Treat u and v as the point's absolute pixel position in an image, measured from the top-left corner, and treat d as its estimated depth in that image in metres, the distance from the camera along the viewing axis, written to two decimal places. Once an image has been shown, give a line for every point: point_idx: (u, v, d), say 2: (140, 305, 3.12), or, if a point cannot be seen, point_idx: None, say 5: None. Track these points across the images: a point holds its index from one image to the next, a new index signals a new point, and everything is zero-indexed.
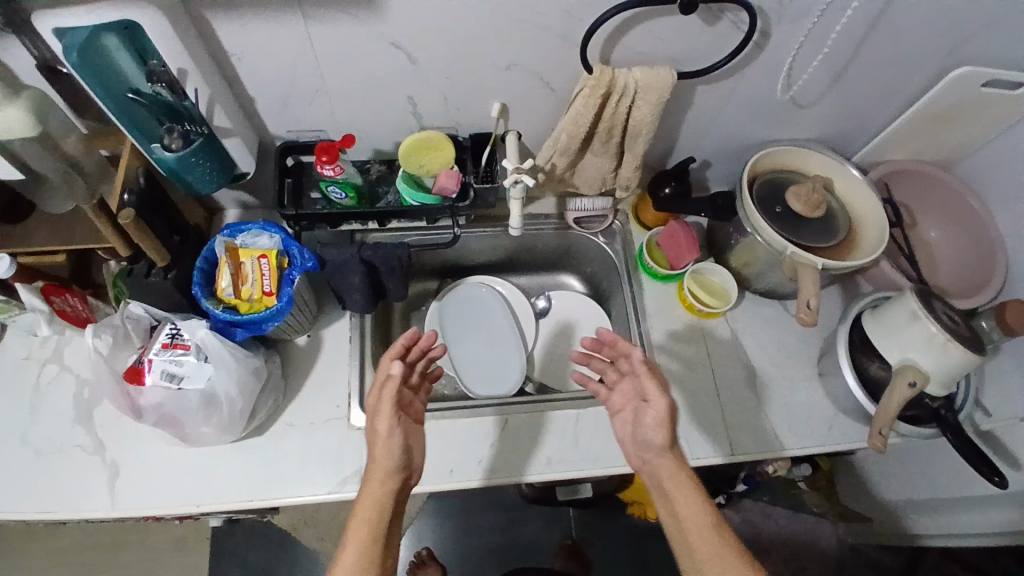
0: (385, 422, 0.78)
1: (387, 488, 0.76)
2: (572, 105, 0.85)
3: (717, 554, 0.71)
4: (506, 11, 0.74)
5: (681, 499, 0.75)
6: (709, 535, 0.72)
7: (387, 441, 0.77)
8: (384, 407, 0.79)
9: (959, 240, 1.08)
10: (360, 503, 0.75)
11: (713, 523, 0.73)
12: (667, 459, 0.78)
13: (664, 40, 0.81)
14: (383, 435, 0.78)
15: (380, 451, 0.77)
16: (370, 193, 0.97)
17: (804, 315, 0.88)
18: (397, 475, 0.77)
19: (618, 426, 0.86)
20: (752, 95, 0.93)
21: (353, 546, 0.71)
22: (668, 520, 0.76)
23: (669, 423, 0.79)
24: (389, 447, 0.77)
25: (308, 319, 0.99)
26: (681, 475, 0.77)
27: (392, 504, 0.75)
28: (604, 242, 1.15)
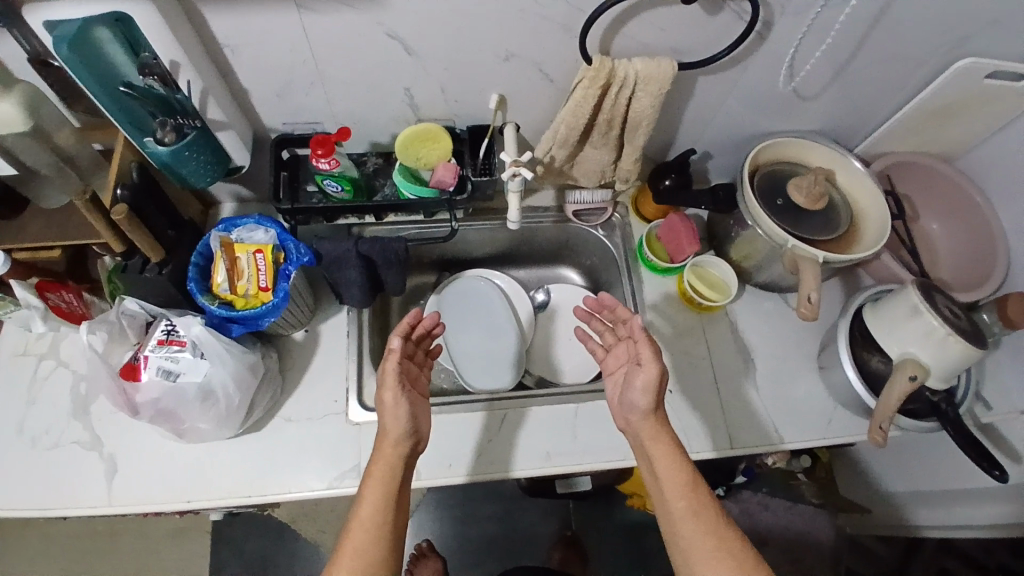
0: (392, 394, 0.81)
1: (396, 456, 0.79)
2: (571, 98, 0.84)
3: (689, 509, 0.77)
4: (506, 1, 0.73)
5: (660, 458, 0.80)
6: (684, 492, 0.77)
7: (395, 412, 0.81)
8: (389, 380, 0.82)
9: (962, 233, 1.07)
10: (371, 470, 0.78)
11: (688, 481, 0.78)
12: (649, 420, 0.82)
13: (665, 31, 0.79)
14: (390, 406, 0.81)
15: (388, 421, 0.80)
16: (366, 187, 0.96)
17: (803, 308, 0.88)
18: (405, 442, 0.81)
19: (610, 388, 0.92)
20: (754, 86, 0.91)
21: (366, 511, 0.75)
22: (649, 476, 0.82)
23: (656, 389, 0.82)
24: (397, 417, 0.80)
25: (305, 314, 0.98)
26: (662, 436, 0.81)
27: (401, 472, 0.79)
28: (604, 234, 1.14)
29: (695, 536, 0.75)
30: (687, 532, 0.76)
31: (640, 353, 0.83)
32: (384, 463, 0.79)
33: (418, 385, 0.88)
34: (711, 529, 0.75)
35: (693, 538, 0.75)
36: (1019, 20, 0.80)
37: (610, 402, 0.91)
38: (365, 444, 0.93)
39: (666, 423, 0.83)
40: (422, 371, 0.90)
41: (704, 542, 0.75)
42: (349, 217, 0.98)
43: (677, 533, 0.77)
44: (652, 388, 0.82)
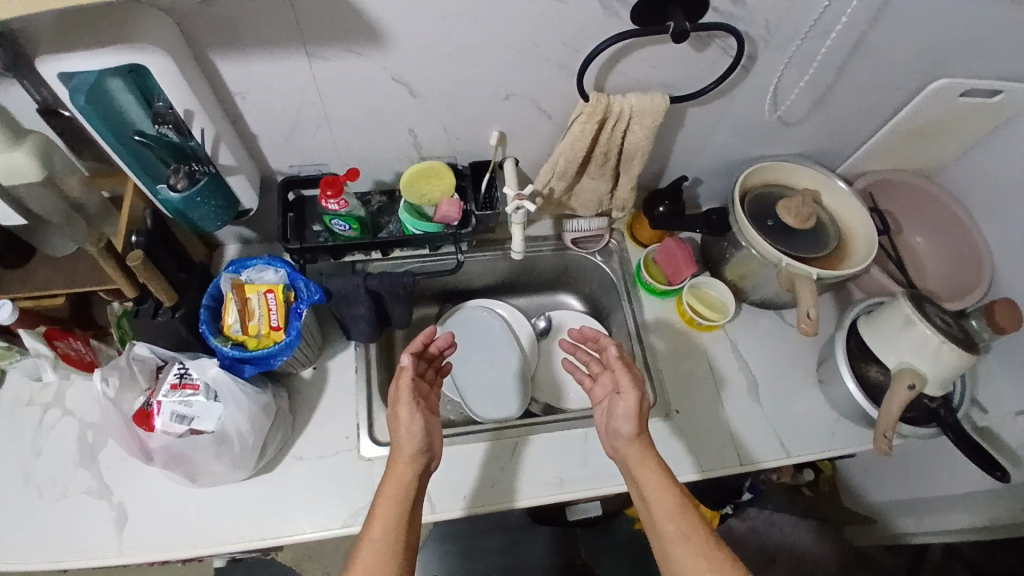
0: (406, 409, 0.83)
1: (410, 471, 0.81)
2: (570, 132, 0.88)
3: (678, 532, 0.78)
4: (507, 43, 0.77)
5: (648, 482, 0.82)
6: (673, 515, 0.79)
7: (410, 427, 0.82)
8: (404, 397, 0.83)
9: (946, 245, 1.12)
10: (384, 485, 0.80)
11: (676, 504, 0.79)
12: (635, 446, 0.85)
13: (656, 67, 0.84)
14: (404, 422, 0.83)
15: (401, 437, 0.82)
16: (372, 224, 0.98)
17: (805, 324, 0.90)
18: (419, 459, 0.82)
19: (598, 416, 0.93)
20: (740, 114, 0.96)
21: (380, 522, 0.76)
22: (638, 501, 0.84)
23: (637, 415, 0.85)
24: (411, 433, 0.82)
25: (313, 351, 0.99)
26: (645, 462, 0.83)
27: (413, 487, 0.80)
28: (602, 260, 1.16)
29: (686, 560, 0.76)
30: (678, 553, 0.77)
31: (621, 380, 0.86)
32: (396, 479, 0.80)
33: (429, 403, 0.89)
34: (699, 551, 0.76)
35: (683, 559, 0.76)
36: (983, 47, 0.86)
37: (598, 429, 0.93)
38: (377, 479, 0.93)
39: (651, 449, 0.85)
40: (432, 389, 0.92)
41: (696, 565, 0.75)
42: (354, 255, 0.99)
43: (668, 556, 0.78)
44: (633, 415, 0.85)
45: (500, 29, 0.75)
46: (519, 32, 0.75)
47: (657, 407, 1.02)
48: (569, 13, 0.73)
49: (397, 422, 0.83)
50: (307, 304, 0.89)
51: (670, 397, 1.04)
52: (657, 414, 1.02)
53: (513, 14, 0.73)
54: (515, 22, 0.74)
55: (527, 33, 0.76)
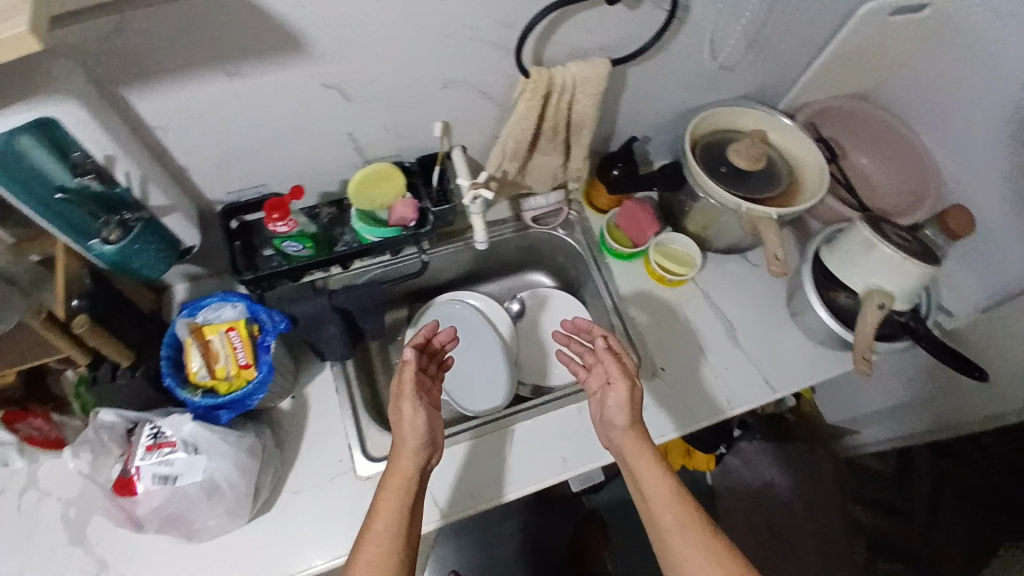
0: (409, 402, 0.82)
1: (412, 466, 0.78)
2: (516, 110, 0.85)
3: (676, 522, 0.76)
4: (438, 29, 0.73)
5: (645, 472, 0.82)
6: (670, 504, 0.78)
7: (412, 423, 0.81)
8: (407, 390, 0.83)
9: (891, 161, 1.16)
10: (386, 480, 0.77)
11: (674, 494, 0.79)
12: (629, 435, 0.85)
13: (592, 31, 0.81)
14: (408, 416, 0.82)
15: (403, 434, 0.80)
16: (326, 239, 0.93)
17: (774, 266, 0.91)
18: (423, 452, 0.80)
19: (592, 409, 0.94)
20: (680, 66, 0.95)
21: (381, 516, 0.73)
22: (636, 493, 0.83)
23: (629, 405, 0.86)
24: (415, 426, 0.81)
25: (288, 381, 0.94)
26: (641, 452, 0.83)
27: (415, 482, 0.78)
28: (565, 233, 1.15)
29: (686, 550, 0.74)
30: (676, 543, 0.75)
31: (611, 370, 0.87)
32: (399, 475, 0.78)
33: (433, 399, 0.88)
34: (698, 542, 0.74)
35: (681, 547, 0.75)
36: None
37: (594, 421, 0.94)
38: None
39: (645, 439, 0.85)
40: (435, 385, 0.91)
41: (695, 557, 0.73)
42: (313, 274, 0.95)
43: (667, 549, 0.76)
44: (626, 403, 0.85)
45: (429, 16, 0.70)
46: (448, 16, 0.71)
47: (643, 368, 1.03)
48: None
49: (402, 416, 0.82)
50: (273, 336, 0.84)
51: (654, 356, 1.05)
52: (644, 376, 1.02)
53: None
54: (443, 7, 0.70)
55: (457, 16, 0.72)
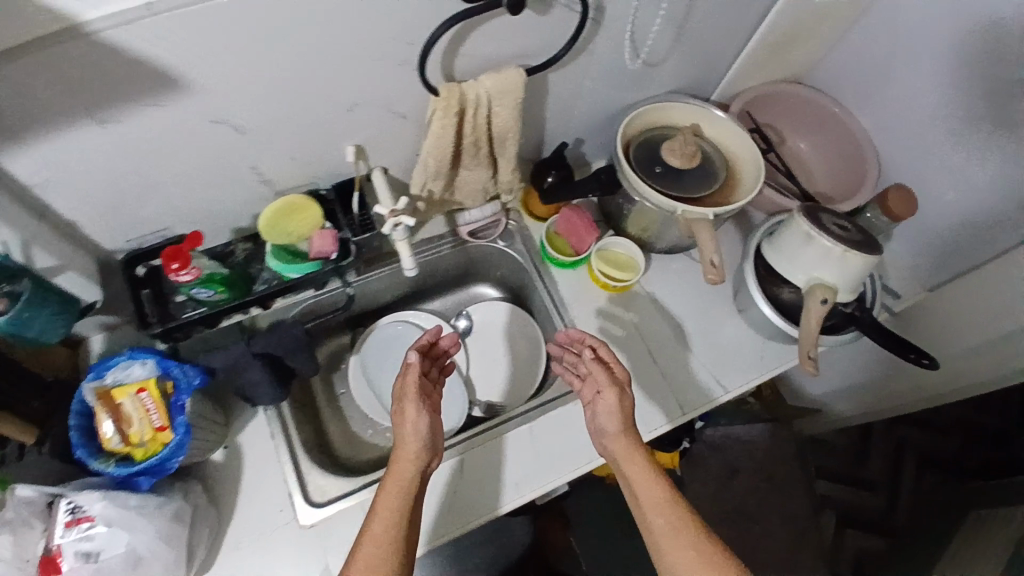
0: (412, 407, 0.81)
1: (413, 470, 0.78)
2: (430, 130, 0.79)
3: (669, 525, 0.76)
4: (331, 53, 0.67)
5: (636, 477, 0.81)
6: (663, 508, 0.78)
7: (413, 429, 0.80)
8: (410, 393, 0.82)
9: (828, 144, 1.15)
10: (387, 487, 0.76)
11: (667, 497, 0.78)
12: (622, 440, 0.84)
13: (503, 40, 0.76)
14: (410, 419, 0.81)
15: (405, 442, 0.79)
16: (240, 279, 0.86)
17: (711, 273, 0.89)
18: (422, 458, 0.79)
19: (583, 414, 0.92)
20: (604, 66, 0.91)
21: (380, 519, 0.74)
22: (628, 497, 0.83)
23: (620, 412, 0.84)
24: (417, 430, 0.80)
25: (218, 433, 0.89)
26: (634, 458, 0.82)
27: (416, 486, 0.77)
28: (506, 245, 1.10)
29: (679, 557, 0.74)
30: (667, 548, 0.75)
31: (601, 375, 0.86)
32: (396, 483, 0.76)
33: (435, 403, 0.87)
34: (690, 544, 0.74)
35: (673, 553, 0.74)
36: None
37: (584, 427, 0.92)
38: (327, 542, 0.87)
39: (638, 444, 0.84)
40: (436, 390, 0.90)
41: (686, 558, 0.73)
42: (232, 317, 0.88)
43: (659, 552, 0.76)
44: (624, 408, 0.84)
45: (318, 41, 0.65)
46: (340, 38, 0.66)
47: None
48: (389, 7, 0.65)
49: (403, 421, 0.81)
50: (187, 393, 0.79)
51: None
52: None
53: (327, 21, 0.63)
54: (332, 30, 0.64)
55: (350, 39, 0.66)
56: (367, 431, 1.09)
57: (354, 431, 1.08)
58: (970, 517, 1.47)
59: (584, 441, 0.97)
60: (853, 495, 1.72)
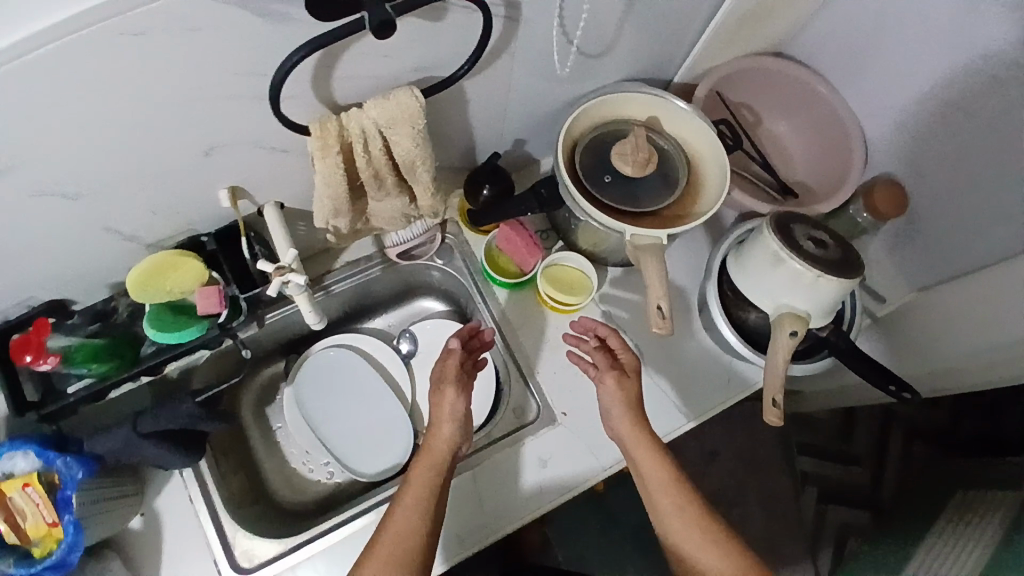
0: (451, 389, 0.82)
1: (447, 452, 0.79)
2: (314, 172, 0.66)
3: (673, 505, 0.75)
4: (155, 102, 0.54)
5: (643, 460, 0.78)
6: (670, 490, 0.76)
7: (450, 413, 0.81)
8: (450, 376, 0.83)
9: (811, 126, 1.02)
10: (415, 472, 0.77)
11: (675, 480, 0.76)
12: (628, 427, 0.79)
13: (390, 56, 0.61)
14: (448, 402, 0.81)
15: (442, 426, 0.80)
16: (127, 346, 0.77)
17: (657, 322, 0.76)
18: (452, 444, 0.80)
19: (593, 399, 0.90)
20: (532, 64, 0.76)
21: (414, 492, 0.75)
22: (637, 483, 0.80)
23: (626, 397, 0.80)
24: (452, 414, 0.80)
25: (128, 505, 0.82)
26: (643, 449, 0.78)
27: (445, 469, 0.78)
28: (444, 263, 0.99)
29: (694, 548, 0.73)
30: (677, 531, 0.74)
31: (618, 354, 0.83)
32: (424, 467, 0.78)
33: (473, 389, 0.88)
34: (700, 524, 0.74)
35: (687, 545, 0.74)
36: None
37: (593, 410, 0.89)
38: None
39: (647, 427, 0.80)
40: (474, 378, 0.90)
41: (694, 539, 0.73)
42: (123, 386, 0.79)
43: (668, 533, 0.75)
44: (631, 399, 0.80)
45: (136, 90, 0.52)
46: (160, 84, 0.52)
47: (542, 416, 0.92)
48: (212, 43, 0.51)
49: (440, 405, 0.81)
50: (73, 488, 0.71)
51: (553, 399, 0.92)
52: (543, 424, 0.91)
53: (142, 68, 0.50)
54: (143, 77, 0.51)
55: (172, 84, 0.53)
56: (306, 467, 1.01)
57: (292, 470, 1.01)
58: (956, 498, 1.34)
59: (533, 485, 0.88)
60: (839, 473, 1.59)
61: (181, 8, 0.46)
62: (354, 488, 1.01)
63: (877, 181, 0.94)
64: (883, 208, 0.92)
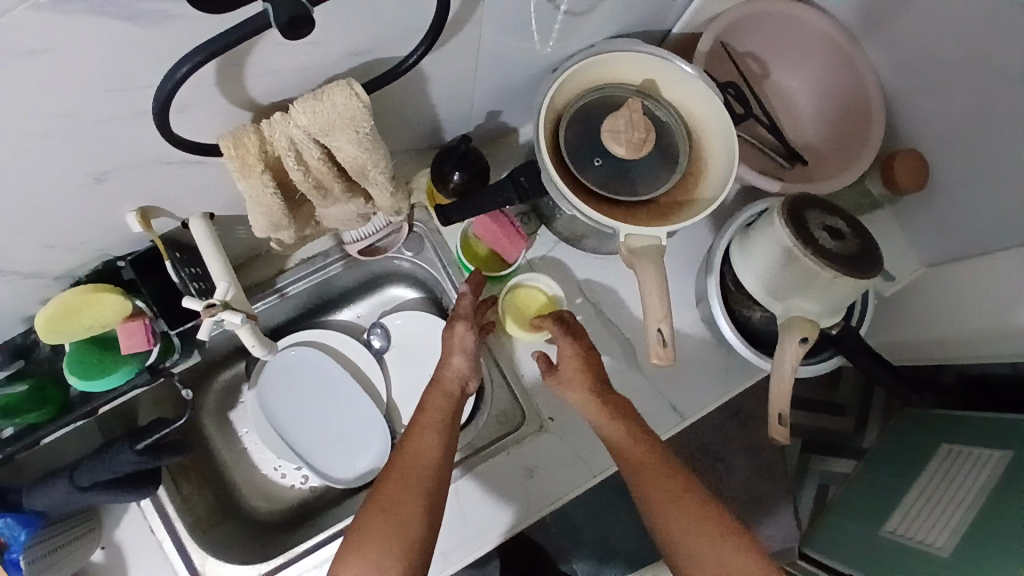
0: (463, 323, 0.73)
1: (456, 386, 0.72)
2: (241, 192, 0.55)
3: (665, 489, 0.66)
4: (12, 135, 0.42)
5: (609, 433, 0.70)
6: (658, 469, 0.67)
7: (462, 345, 0.72)
8: (464, 310, 0.75)
9: (826, 80, 0.88)
10: (421, 413, 0.69)
11: (659, 460, 0.67)
12: (591, 403, 0.71)
13: (319, 47, 0.48)
14: (458, 336, 0.73)
15: (452, 358, 0.72)
16: (52, 391, 0.67)
17: (657, 352, 0.67)
18: (458, 384, 0.72)
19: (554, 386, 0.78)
20: (503, 33, 0.63)
21: (428, 413, 0.69)
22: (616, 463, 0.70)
23: (587, 373, 0.73)
24: (463, 345, 0.72)
25: (84, 545, 0.76)
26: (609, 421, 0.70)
27: (454, 407, 0.70)
28: (413, 254, 0.89)
29: (677, 526, 0.64)
30: (670, 512, 0.65)
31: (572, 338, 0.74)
32: (433, 405, 0.69)
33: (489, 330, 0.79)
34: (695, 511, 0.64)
35: (667, 524, 0.65)
36: None
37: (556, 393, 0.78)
38: None
39: (611, 401, 0.72)
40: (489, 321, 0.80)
41: (690, 519, 0.64)
42: (60, 431, 0.70)
43: (662, 516, 0.65)
44: (578, 376, 0.73)
45: None
46: (12, 116, 0.41)
47: (528, 421, 0.85)
48: (73, 64, 0.39)
49: (452, 333, 0.73)
50: (19, 550, 0.66)
51: (540, 403, 0.85)
52: (530, 430, 0.84)
53: None
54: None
55: (28, 112, 0.41)
56: (277, 471, 0.94)
57: (263, 479, 0.94)
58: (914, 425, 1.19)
59: (519, 498, 0.81)
60: (826, 424, 1.37)
61: (8, 32, 0.34)
62: (331, 495, 0.94)
63: (902, 150, 0.85)
64: (903, 182, 0.84)
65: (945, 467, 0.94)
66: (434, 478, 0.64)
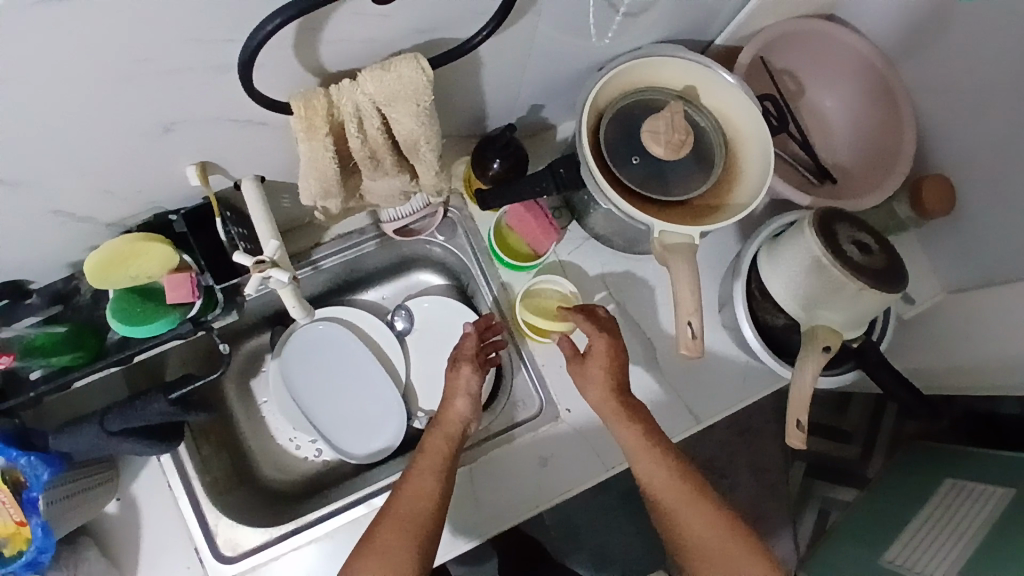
0: (468, 366, 0.77)
1: (458, 426, 0.74)
2: (299, 153, 0.57)
3: (684, 495, 0.67)
4: (97, 75, 0.45)
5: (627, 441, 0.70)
6: (678, 476, 0.68)
7: (466, 387, 0.76)
8: (467, 353, 0.78)
9: (860, 103, 0.90)
10: (422, 452, 0.71)
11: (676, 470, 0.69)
12: (609, 405, 0.72)
13: (391, 21, 0.50)
14: (463, 381, 0.76)
15: (456, 400, 0.75)
16: (88, 337, 0.68)
17: (686, 345, 0.69)
18: (460, 427, 0.74)
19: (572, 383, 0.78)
20: (558, 27, 0.65)
21: (429, 455, 0.70)
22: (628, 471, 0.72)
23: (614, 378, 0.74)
24: (467, 390, 0.75)
25: (102, 493, 0.77)
26: (632, 428, 0.71)
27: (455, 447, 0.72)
28: (445, 240, 0.91)
29: (696, 546, 0.66)
30: (685, 522, 0.67)
31: (603, 337, 0.75)
32: (434, 444, 0.72)
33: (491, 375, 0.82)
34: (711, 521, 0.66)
35: (682, 532, 0.67)
36: None
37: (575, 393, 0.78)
38: None
39: (632, 405, 0.72)
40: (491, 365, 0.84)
41: (707, 529, 0.66)
42: (91, 376, 0.72)
43: (676, 525, 0.67)
44: (599, 372, 0.74)
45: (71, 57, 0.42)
46: (98, 56, 0.43)
47: (544, 411, 0.86)
48: (168, 13, 0.42)
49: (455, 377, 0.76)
50: (40, 490, 0.67)
51: (558, 394, 0.86)
52: (546, 420, 0.85)
53: (75, 34, 0.40)
54: (78, 51, 0.42)
55: (114, 57, 0.44)
56: (291, 442, 0.96)
57: (277, 448, 0.95)
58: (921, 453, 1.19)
59: (531, 484, 0.82)
60: (831, 448, 1.36)
61: None
62: (343, 470, 0.96)
63: (929, 175, 0.86)
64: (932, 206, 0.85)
65: (951, 493, 0.95)
66: (431, 518, 0.66)
